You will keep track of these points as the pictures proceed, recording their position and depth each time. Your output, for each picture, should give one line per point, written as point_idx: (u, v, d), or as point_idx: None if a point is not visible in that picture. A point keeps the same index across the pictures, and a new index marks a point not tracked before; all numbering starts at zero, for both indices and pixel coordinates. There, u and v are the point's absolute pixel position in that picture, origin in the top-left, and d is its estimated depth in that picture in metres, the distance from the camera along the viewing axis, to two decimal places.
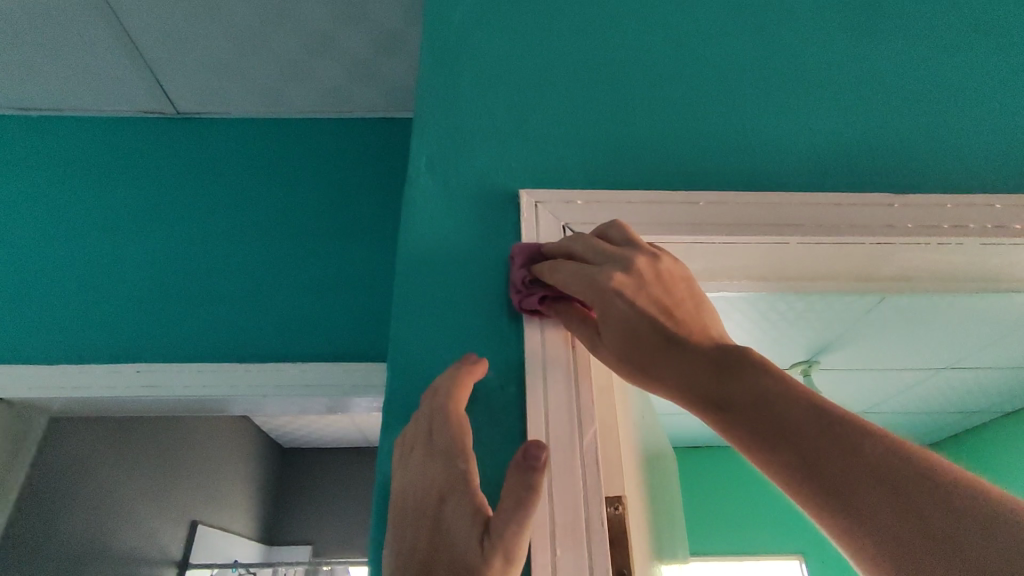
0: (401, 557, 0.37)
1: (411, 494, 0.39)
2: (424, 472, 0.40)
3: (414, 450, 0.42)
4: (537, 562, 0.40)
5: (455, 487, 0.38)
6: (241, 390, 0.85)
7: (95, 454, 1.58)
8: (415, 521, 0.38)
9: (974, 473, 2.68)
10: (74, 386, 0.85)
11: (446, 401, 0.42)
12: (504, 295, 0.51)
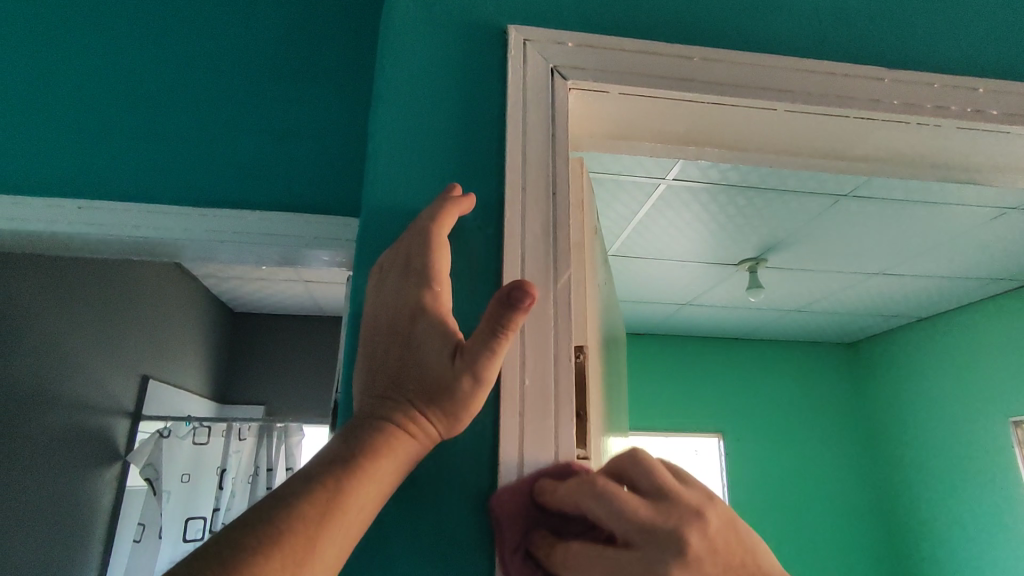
0: (368, 370, 0.38)
1: (380, 309, 0.39)
2: (398, 289, 0.39)
3: (391, 270, 0.41)
4: (506, 383, 0.42)
5: (426, 307, 0.38)
6: (195, 235, 0.77)
7: (34, 300, 1.53)
8: (382, 335, 0.38)
9: (884, 371, 2.97)
10: (7, 217, 0.76)
11: (428, 223, 0.41)
12: (486, 136, 0.49)
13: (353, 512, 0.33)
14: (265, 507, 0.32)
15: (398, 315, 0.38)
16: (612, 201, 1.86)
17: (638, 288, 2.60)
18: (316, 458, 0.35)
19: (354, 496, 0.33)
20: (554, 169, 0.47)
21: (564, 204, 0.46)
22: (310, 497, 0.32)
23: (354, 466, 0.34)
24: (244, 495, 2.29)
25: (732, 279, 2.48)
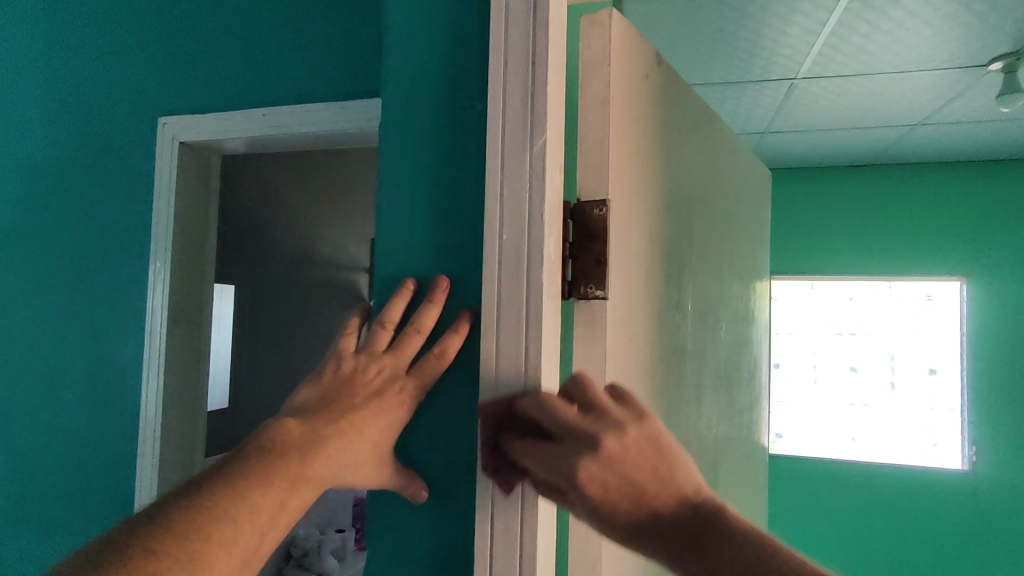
0: (321, 407, 0.48)
1: (351, 372, 0.49)
2: (382, 366, 0.50)
3: (396, 348, 0.51)
4: (489, 243, 0.50)
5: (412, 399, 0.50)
6: (342, 125, 1.03)
7: (280, 183, 1.97)
8: (346, 395, 0.48)
9: None
10: (225, 129, 1.10)
11: (444, 343, 0.51)
12: (474, 23, 0.55)
13: (284, 524, 0.45)
14: (224, 503, 0.42)
15: (368, 388, 0.49)
16: (790, 17, 1.60)
17: (845, 115, 2.24)
18: (268, 465, 0.44)
19: (290, 510, 0.45)
20: (534, 40, 0.50)
21: (541, 76, 0.50)
22: (264, 503, 0.43)
23: (297, 485, 0.45)
24: None
25: (981, 86, 1.96)
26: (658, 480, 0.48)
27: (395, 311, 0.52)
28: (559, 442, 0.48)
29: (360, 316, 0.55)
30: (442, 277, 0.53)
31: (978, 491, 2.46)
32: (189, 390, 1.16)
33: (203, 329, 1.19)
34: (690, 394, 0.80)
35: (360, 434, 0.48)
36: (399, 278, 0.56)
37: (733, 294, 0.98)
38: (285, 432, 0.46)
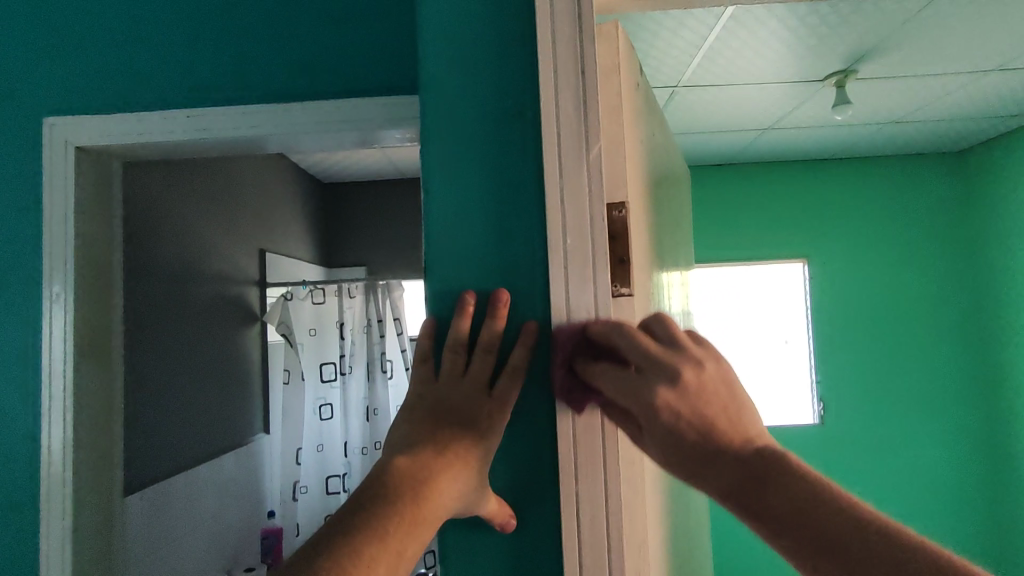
0: (424, 446, 0.60)
1: (442, 404, 0.62)
2: (467, 394, 0.62)
3: (474, 377, 0.62)
4: (554, 239, 0.59)
5: (496, 421, 0.62)
6: (284, 128, 1.00)
7: (164, 193, 1.77)
8: (442, 428, 0.61)
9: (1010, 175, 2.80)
10: (138, 132, 1.01)
11: (516, 369, 0.62)
12: (510, 61, 0.66)
13: (405, 564, 0.56)
14: (349, 551, 0.53)
15: (458, 416, 0.61)
16: (673, 35, 1.79)
17: (709, 121, 2.53)
18: (387, 512, 0.56)
19: (408, 551, 0.56)
20: (583, 63, 0.59)
21: (592, 92, 0.59)
22: (385, 547, 0.54)
23: (413, 527, 0.56)
24: (363, 345, 2.52)
25: (817, 99, 2.31)
26: (730, 423, 0.55)
27: (463, 336, 0.63)
28: (639, 370, 0.55)
29: (428, 341, 0.65)
30: (501, 291, 0.63)
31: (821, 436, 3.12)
32: (100, 426, 1.03)
33: (114, 359, 1.07)
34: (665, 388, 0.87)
35: (457, 470, 0.60)
36: (455, 291, 0.66)
37: (671, 290, 1.08)
38: (398, 476, 0.58)
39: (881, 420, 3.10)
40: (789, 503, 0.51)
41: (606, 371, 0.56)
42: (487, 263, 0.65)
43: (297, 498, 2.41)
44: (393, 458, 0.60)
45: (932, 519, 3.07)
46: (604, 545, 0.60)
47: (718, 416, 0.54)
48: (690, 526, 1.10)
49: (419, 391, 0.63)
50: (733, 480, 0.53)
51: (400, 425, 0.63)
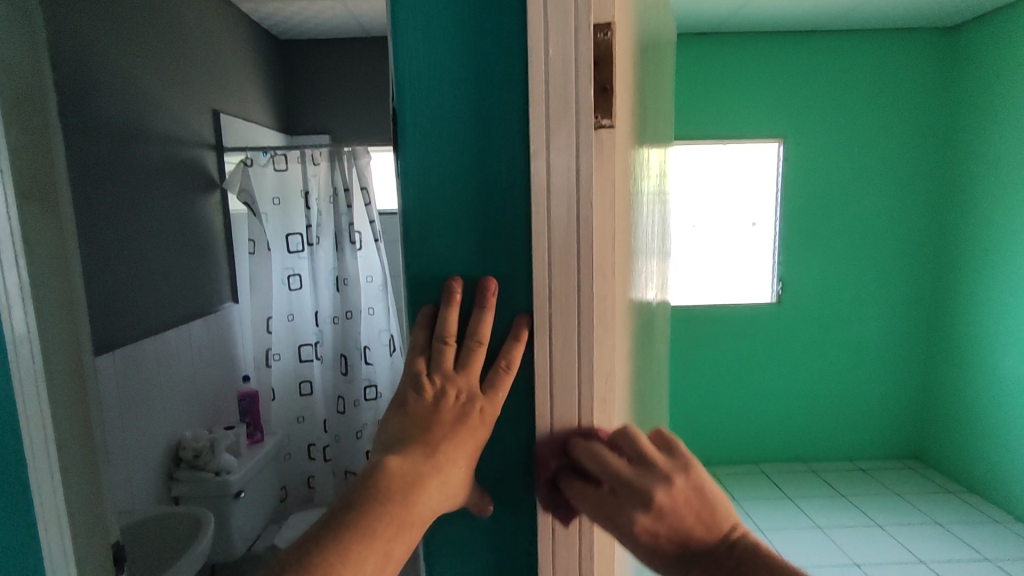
0: (414, 446, 0.58)
1: (433, 399, 0.59)
2: (458, 389, 0.60)
3: (466, 372, 0.60)
4: (534, 56, 0.55)
5: (485, 418, 0.61)
6: None
7: (96, 36, 1.60)
8: (432, 425, 0.58)
9: (998, 55, 2.74)
10: None
11: (507, 369, 0.60)
12: None
13: (390, 570, 0.54)
14: (335, 561, 0.51)
15: (449, 412, 0.59)
16: None
17: None
18: (375, 516, 0.54)
19: (394, 556, 0.54)
20: None
21: None
22: (372, 551, 0.52)
23: (401, 530, 0.55)
24: (330, 215, 2.44)
25: None
26: (700, 524, 0.60)
27: (452, 324, 0.61)
28: (613, 492, 0.60)
29: (419, 330, 0.62)
30: (489, 278, 0.60)
31: (776, 310, 3.30)
32: (59, 279, 0.97)
33: (62, 206, 0.98)
34: (639, 251, 0.86)
35: (445, 472, 0.58)
36: (439, 279, 0.62)
37: (651, 156, 1.04)
38: (388, 475, 0.56)
39: (833, 297, 3.28)
40: None
41: (581, 489, 0.62)
42: (461, 92, 0.59)
43: (270, 363, 2.48)
44: (381, 458, 0.58)
45: (866, 387, 3.37)
46: (576, 404, 0.62)
47: (690, 521, 0.60)
48: (652, 382, 1.16)
49: (409, 384, 0.60)
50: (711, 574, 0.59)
51: (388, 420, 0.60)
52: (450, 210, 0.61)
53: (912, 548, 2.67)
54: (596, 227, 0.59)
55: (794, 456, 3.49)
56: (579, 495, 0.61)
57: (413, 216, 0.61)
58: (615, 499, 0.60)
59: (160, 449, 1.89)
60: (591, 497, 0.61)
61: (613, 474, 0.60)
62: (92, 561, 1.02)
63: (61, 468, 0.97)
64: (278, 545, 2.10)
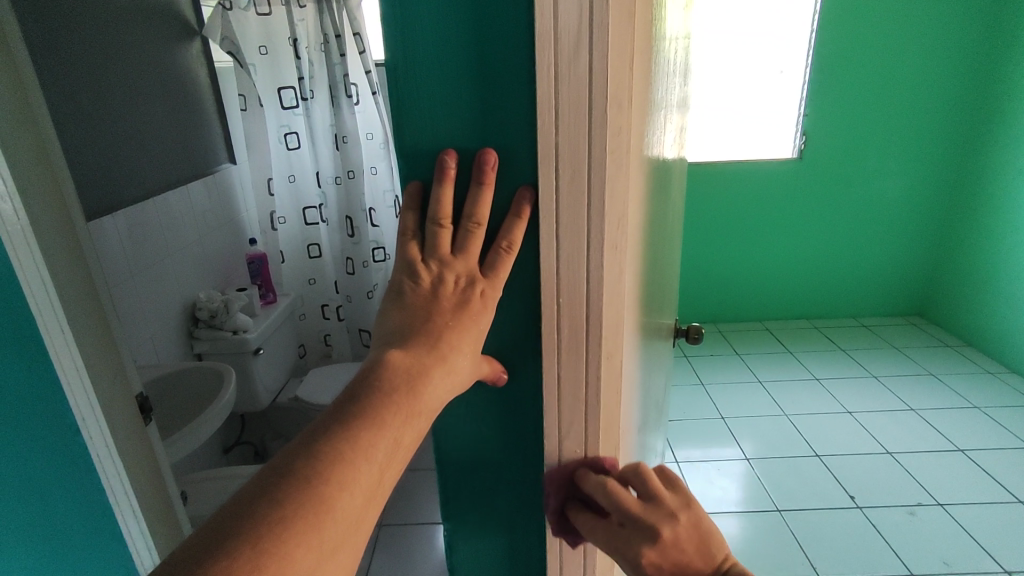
0: (417, 336, 0.54)
1: (430, 285, 0.55)
2: (456, 274, 0.55)
3: (462, 256, 0.55)
4: None
5: (487, 301, 0.56)
6: None
7: None
8: (432, 315, 0.54)
9: None
10: None
11: (507, 246, 0.55)
12: None
13: (401, 456, 0.52)
14: (342, 441, 0.48)
15: (448, 298, 0.55)
16: None
17: None
18: (381, 404, 0.51)
19: (405, 443, 0.52)
20: None
21: None
22: (382, 436, 0.50)
23: (410, 416, 0.52)
24: (323, 65, 2.27)
25: None
26: (701, 563, 0.60)
27: (446, 205, 0.55)
28: (623, 525, 0.59)
29: (410, 215, 0.58)
30: (488, 150, 0.53)
31: (794, 167, 3.18)
32: (23, 124, 0.88)
33: (10, 40, 0.86)
34: (657, 96, 0.78)
35: (454, 359, 0.54)
36: (429, 160, 0.56)
37: None
38: (391, 366, 0.52)
39: (855, 153, 3.14)
40: None
41: (589, 524, 0.61)
42: None
43: (277, 227, 2.46)
44: (385, 350, 0.54)
45: (879, 247, 3.33)
46: (585, 245, 0.54)
47: (691, 555, 0.60)
48: (665, 238, 1.10)
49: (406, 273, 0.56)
50: None
51: (388, 313, 0.57)
52: (445, 38, 0.51)
53: (905, 397, 2.79)
54: (614, 53, 0.49)
55: (798, 314, 3.55)
56: (589, 530, 0.61)
57: (401, 48, 0.52)
58: (624, 535, 0.59)
59: (175, 309, 1.94)
60: (604, 540, 0.60)
61: (625, 501, 0.59)
62: (119, 411, 1.06)
63: (69, 323, 0.97)
64: (300, 396, 2.22)
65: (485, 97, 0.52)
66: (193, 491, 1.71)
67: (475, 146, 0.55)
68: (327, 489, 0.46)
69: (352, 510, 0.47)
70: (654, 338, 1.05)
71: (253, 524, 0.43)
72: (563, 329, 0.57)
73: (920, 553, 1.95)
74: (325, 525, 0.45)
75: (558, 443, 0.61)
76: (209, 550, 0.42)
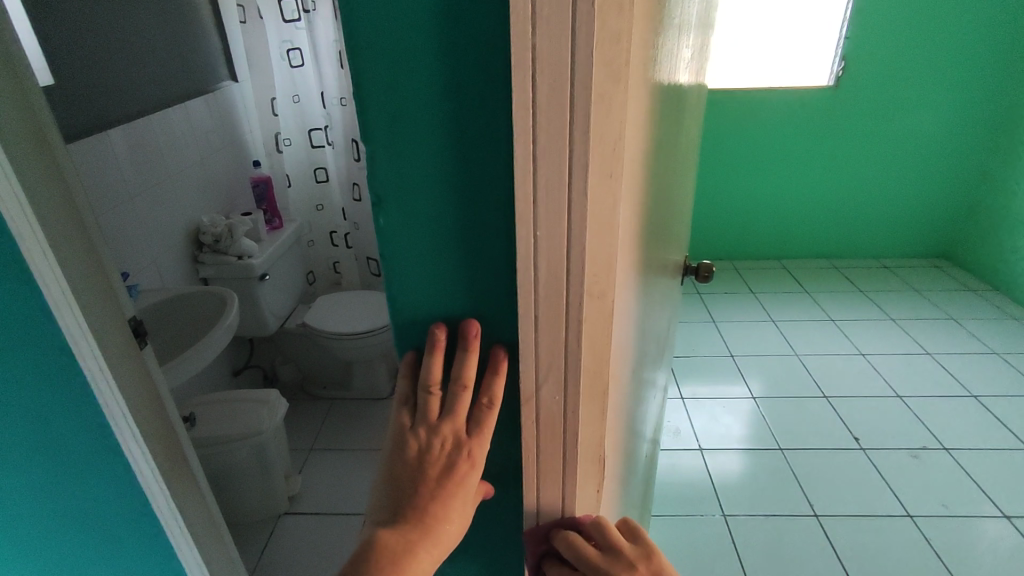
0: (404, 513, 0.52)
1: (419, 455, 0.53)
2: (441, 438, 0.52)
3: (447, 422, 0.52)
4: None
5: (472, 463, 0.53)
6: None
7: None
8: (418, 485, 0.52)
9: None
10: None
11: (490, 406, 0.53)
12: None
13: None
14: None
15: (435, 467, 0.53)
16: None
17: None
18: None
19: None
20: None
21: None
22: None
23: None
24: None
25: None
26: None
27: (436, 371, 0.52)
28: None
29: (404, 380, 0.55)
30: (470, 321, 0.52)
31: (828, 96, 2.99)
32: None
33: None
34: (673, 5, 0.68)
35: (438, 536, 0.52)
36: (410, 234, 0.50)
37: None
38: (381, 547, 0.50)
39: (895, 83, 2.94)
40: None
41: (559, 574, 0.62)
42: None
43: (282, 149, 2.39)
44: (374, 528, 0.52)
45: (912, 186, 3.16)
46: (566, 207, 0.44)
47: None
48: (676, 164, 1.00)
49: (396, 439, 0.54)
50: None
51: (380, 482, 0.54)
52: (436, 191, 0.48)
53: (922, 341, 2.72)
54: None
55: (819, 254, 3.44)
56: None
57: (391, 209, 0.48)
58: None
59: (178, 232, 1.91)
60: None
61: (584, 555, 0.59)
62: (113, 336, 1.05)
63: (50, 243, 0.94)
64: (308, 323, 2.22)
65: (451, 27, 0.42)
66: (202, 412, 1.75)
67: (440, 88, 0.44)
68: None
69: None
70: (657, 273, 0.97)
71: None
72: (540, 309, 0.48)
73: (920, 497, 1.95)
74: None
75: (534, 390, 0.52)
76: None
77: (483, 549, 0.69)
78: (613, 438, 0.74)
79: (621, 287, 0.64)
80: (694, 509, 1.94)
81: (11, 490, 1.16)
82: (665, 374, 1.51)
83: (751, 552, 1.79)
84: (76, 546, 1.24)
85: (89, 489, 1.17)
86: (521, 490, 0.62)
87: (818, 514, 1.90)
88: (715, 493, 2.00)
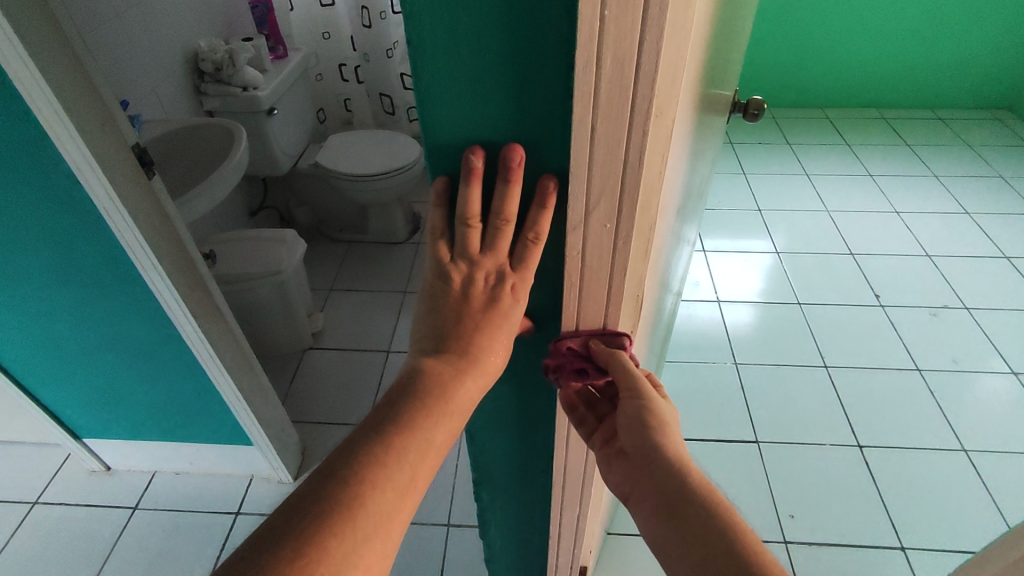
0: (449, 343, 0.49)
1: (461, 287, 0.49)
2: (485, 270, 0.48)
3: (490, 255, 0.48)
4: None
5: (517, 296, 0.50)
6: None
7: None
8: (462, 317, 0.49)
9: None
10: None
11: (535, 241, 0.47)
12: None
13: (436, 458, 0.49)
14: (378, 447, 0.46)
15: (477, 299, 0.49)
16: None
17: None
18: (414, 409, 0.48)
19: (436, 444, 0.49)
20: None
21: None
22: (417, 439, 0.47)
23: (442, 418, 0.49)
24: None
25: None
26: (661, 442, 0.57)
27: (475, 202, 0.46)
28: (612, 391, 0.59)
29: (438, 212, 0.49)
30: (513, 147, 0.44)
31: None
32: None
33: None
34: None
35: (487, 362, 0.50)
36: (444, 14, 0.38)
37: None
38: (427, 375, 0.48)
39: None
40: (680, 504, 0.54)
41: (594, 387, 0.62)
42: None
43: None
44: (416, 358, 0.50)
45: (989, 23, 2.79)
46: None
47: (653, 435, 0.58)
48: None
49: (435, 274, 0.50)
50: (642, 488, 0.57)
51: (419, 316, 0.52)
52: None
53: (962, 200, 2.59)
54: None
55: (867, 102, 3.17)
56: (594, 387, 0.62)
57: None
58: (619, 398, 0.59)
59: (175, 56, 1.75)
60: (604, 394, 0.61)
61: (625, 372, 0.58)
62: (116, 163, 0.98)
63: (30, 53, 0.83)
64: (321, 164, 2.13)
65: None
66: (221, 250, 1.75)
67: None
68: (364, 490, 0.44)
69: (388, 504, 0.45)
70: (711, 108, 0.87)
71: (296, 532, 0.41)
72: (598, 120, 0.40)
73: (933, 353, 1.97)
74: (368, 527, 0.44)
75: (582, 218, 0.46)
76: (260, 544, 0.41)
77: (514, 386, 0.68)
78: (649, 284, 0.71)
79: (683, 109, 0.55)
80: (707, 357, 1.99)
81: (56, 305, 1.23)
82: (697, 224, 1.44)
83: (759, 397, 1.85)
84: (120, 354, 1.32)
85: (120, 306, 1.21)
86: (558, 329, 0.59)
87: (827, 366, 1.94)
88: (730, 343, 2.04)
